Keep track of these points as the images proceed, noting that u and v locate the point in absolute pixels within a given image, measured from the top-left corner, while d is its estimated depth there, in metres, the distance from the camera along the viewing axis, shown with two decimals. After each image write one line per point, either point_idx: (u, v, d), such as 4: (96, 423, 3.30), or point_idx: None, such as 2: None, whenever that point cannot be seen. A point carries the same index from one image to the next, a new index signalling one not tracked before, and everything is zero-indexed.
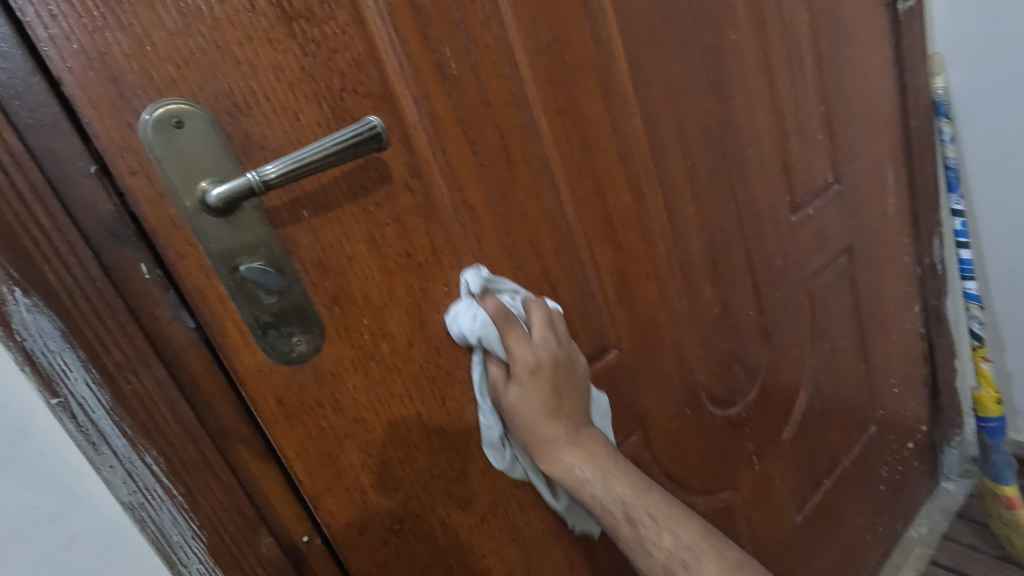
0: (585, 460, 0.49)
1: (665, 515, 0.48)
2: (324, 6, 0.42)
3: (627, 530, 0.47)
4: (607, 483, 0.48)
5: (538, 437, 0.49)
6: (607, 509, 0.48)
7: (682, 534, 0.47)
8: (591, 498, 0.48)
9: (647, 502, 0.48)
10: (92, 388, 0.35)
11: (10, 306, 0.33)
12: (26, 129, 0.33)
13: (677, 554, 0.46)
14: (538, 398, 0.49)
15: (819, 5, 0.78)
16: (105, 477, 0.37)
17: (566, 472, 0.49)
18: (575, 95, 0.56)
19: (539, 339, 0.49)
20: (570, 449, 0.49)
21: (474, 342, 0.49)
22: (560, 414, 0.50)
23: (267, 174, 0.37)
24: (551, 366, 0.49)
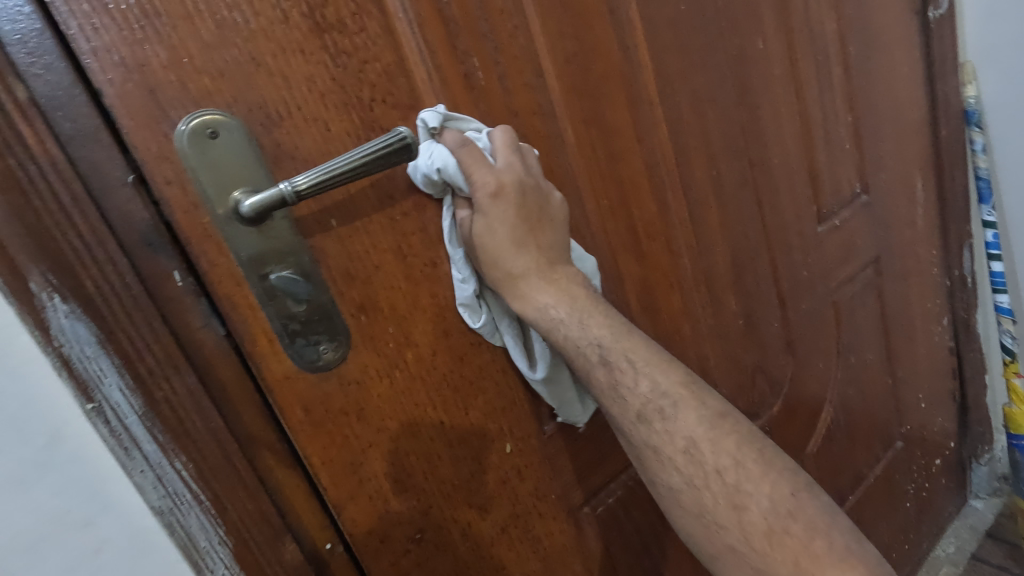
0: (558, 295, 0.47)
1: (646, 361, 0.48)
2: (356, 18, 0.42)
3: (604, 374, 0.47)
4: (585, 324, 0.47)
5: (509, 273, 0.47)
6: (583, 348, 0.47)
7: (662, 381, 0.47)
8: (568, 340, 0.47)
9: (626, 343, 0.48)
10: (125, 393, 0.36)
11: (49, 313, 0.33)
12: (67, 140, 0.34)
13: (655, 397, 0.47)
14: (507, 229, 0.46)
15: (848, 13, 0.77)
16: (135, 482, 0.37)
17: (540, 311, 0.47)
18: (601, 104, 0.55)
19: (504, 168, 0.45)
20: (544, 287, 0.47)
21: (436, 181, 0.44)
22: (530, 248, 0.47)
23: (299, 184, 0.38)
24: (519, 195, 0.46)
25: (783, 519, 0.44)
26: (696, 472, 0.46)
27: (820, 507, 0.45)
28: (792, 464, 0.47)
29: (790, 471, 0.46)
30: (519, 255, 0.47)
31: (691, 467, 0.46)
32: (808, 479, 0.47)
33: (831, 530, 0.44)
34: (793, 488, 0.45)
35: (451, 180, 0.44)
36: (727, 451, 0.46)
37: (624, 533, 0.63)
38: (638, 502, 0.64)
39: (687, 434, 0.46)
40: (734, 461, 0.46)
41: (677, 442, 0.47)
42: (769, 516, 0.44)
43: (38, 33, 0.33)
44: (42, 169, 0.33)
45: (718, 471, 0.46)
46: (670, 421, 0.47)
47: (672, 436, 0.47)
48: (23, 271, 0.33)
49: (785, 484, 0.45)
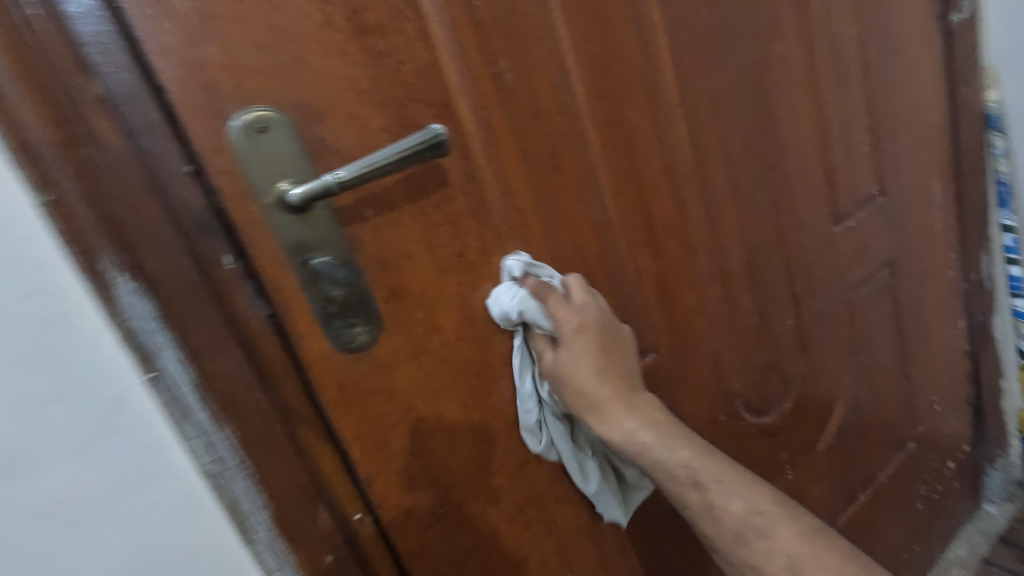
0: (640, 421, 0.53)
1: (734, 483, 0.52)
2: (394, 21, 0.45)
3: (695, 494, 0.52)
4: (672, 448, 0.52)
5: (592, 400, 0.52)
6: (673, 471, 0.52)
7: (752, 500, 0.52)
8: (654, 462, 0.52)
9: (710, 467, 0.53)
10: (180, 365, 0.39)
11: (116, 289, 0.37)
12: (133, 132, 0.37)
13: (750, 517, 0.51)
14: (589, 364, 0.52)
15: (868, 17, 0.78)
16: (189, 447, 0.40)
17: (625, 436, 0.52)
18: (623, 105, 0.58)
19: (583, 310, 0.52)
20: (625, 416, 0.52)
21: (514, 319, 0.50)
22: (611, 379, 0.53)
23: (341, 176, 0.41)
24: (598, 332, 0.53)
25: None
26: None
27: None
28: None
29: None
30: (600, 386, 0.52)
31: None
32: None
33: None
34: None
35: (533, 320, 0.51)
36: (827, 564, 0.49)
37: (635, 520, 0.65)
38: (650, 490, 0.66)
39: (787, 552, 0.50)
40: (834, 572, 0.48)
41: (777, 559, 0.50)
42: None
43: (110, 33, 0.36)
44: (112, 159, 0.36)
45: None
46: (771, 539, 0.50)
47: (771, 552, 0.50)
48: (95, 249, 0.36)
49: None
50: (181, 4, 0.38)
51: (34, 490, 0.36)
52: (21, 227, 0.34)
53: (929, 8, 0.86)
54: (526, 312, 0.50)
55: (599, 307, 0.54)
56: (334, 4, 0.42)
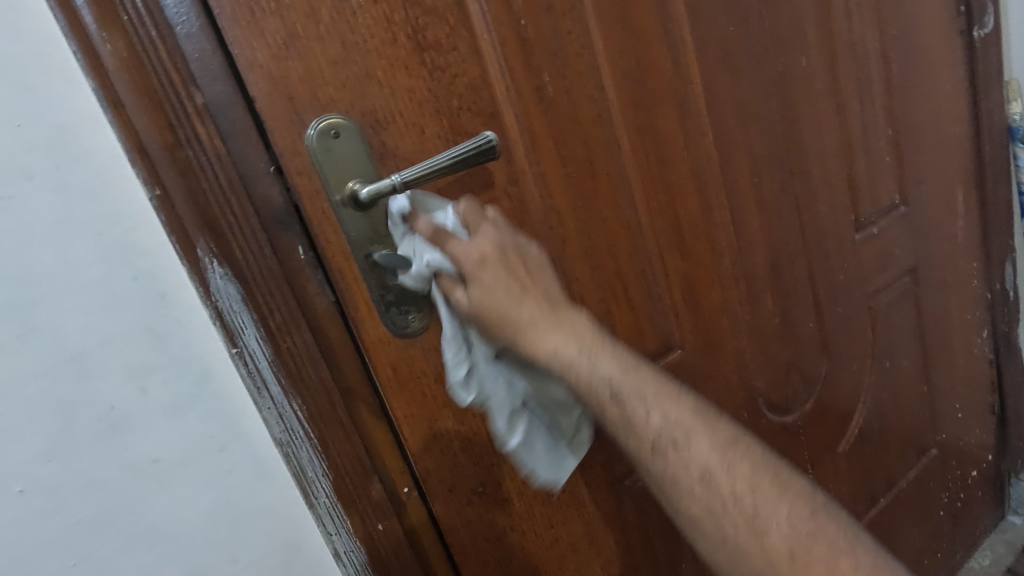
0: (568, 335, 0.45)
1: (659, 393, 0.44)
2: (450, 39, 0.50)
3: (617, 412, 0.44)
4: (596, 361, 0.44)
5: (515, 328, 0.45)
6: (593, 386, 0.44)
7: (675, 413, 0.44)
8: (578, 381, 0.44)
9: (640, 380, 0.45)
10: (260, 342, 0.44)
11: (210, 273, 0.42)
12: (228, 137, 0.42)
13: (669, 428, 0.43)
14: (497, 286, 0.45)
15: (890, 33, 0.81)
16: (264, 416, 0.45)
17: (548, 354, 0.45)
18: (654, 114, 0.62)
19: (481, 239, 0.46)
20: (548, 332, 0.45)
21: (427, 275, 0.47)
22: (530, 294, 0.46)
23: (405, 175, 0.45)
24: (500, 256, 0.46)
25: (803, 541, 0.42)
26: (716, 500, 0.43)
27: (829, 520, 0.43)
28: (805, 485, 0.45)
29: (805, 491, 0.44)
30: (517, 304, 0.45)
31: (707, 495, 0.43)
32: (828, 505, 0.44)
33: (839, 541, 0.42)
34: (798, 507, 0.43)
35: (443, 270, 0.47)
36: (744, 477, 0.43)
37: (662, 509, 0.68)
38: None
39: (700, 462, 0.43)
40: (750, 486, 0.43)
41: (691, 471, 0.43)
42: (792, 543, 0.42)
43: (209, 50, 0.41)
44: (209, 160, 0.41)
45: (737, 501, 0.42)
46: (685, 452, 0.43)
47: (685, 465, 0.43)
48: (193, 238, 0.41)
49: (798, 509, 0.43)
50: (270, 25, 0.43)
51: (135, 449, 0.42)
52: (134, 217, 0.40)
53: (951, 23, 0.88)
54: (434, 262, 0.46)
55: (506, 235, 0.47)
56: (398, 23, 0.47)
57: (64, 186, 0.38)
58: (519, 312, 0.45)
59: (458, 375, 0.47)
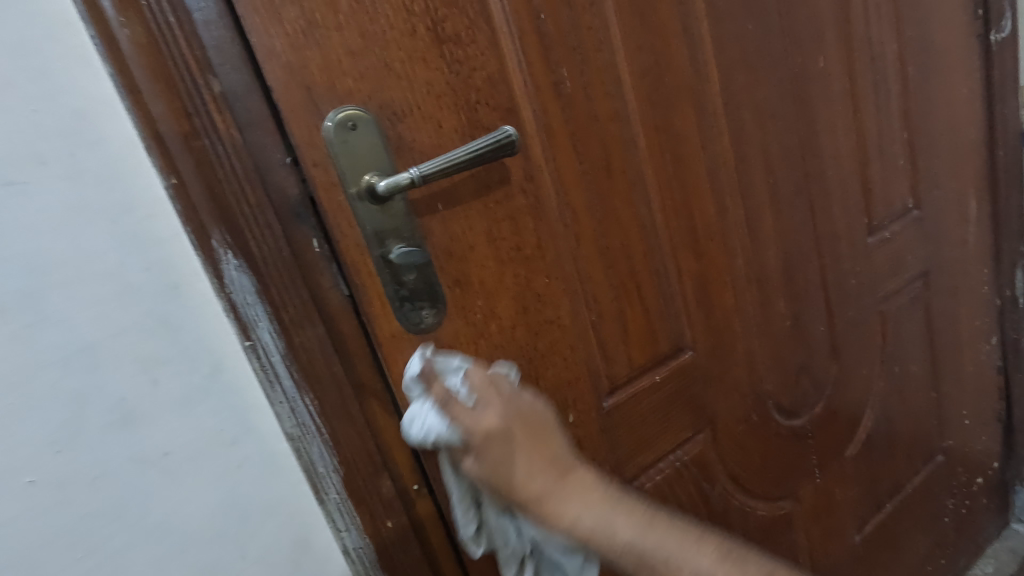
0: (580, 506, 0.44)
1: (682, 545, 0.42)
2: (469, 32, 0.49)
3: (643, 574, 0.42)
4: (611, 525, 0.43)
5: (525, 497, 0.44)
6: (614, 550, 0.43)
7: (704, 564, 0.41)
8: (598, 549, 0.43)
9: (657, 535, 0.42)
10: (273, 335, 0.43)
11: (224, 265, 0.41)
12: (244, 126, 0.41)
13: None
14: (503, 458, 0.44)
15: (908, 35, 0.80)
16: (276, 411, 0.45)
17: (566, 526, 0.43)
18: (671, 113, 0.61)
19: (488, 409, 0.45)
20: (559, 499, 0.44)
21: (433, 441, 0.44)
22: (539, 465, 0.45)
23: (424, 170, 0.45)
24: (505, 430, 0.44)
25: None
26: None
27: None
28: None
29: None
30: (526, 478, 0.44)
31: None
32: None
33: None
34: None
35: (449, 442, 0.44)
36: None
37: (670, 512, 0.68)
38: (684, 482, 0.68)
39: None
40: None
41: None
42: None
43: (227, 38, 0.40)
44: (226, 150, 0.41)
45: None
46: None
47: None
48: (207, 227, 0.41)
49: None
50: (288, 13, 0.42)
51: (144, 442, 0.41)
52: (149, 206, 0.40)
53: (969, 27, 0.87)
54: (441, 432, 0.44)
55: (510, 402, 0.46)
56: (418, 15, 0.47)
57: (78, 173, 0.38)
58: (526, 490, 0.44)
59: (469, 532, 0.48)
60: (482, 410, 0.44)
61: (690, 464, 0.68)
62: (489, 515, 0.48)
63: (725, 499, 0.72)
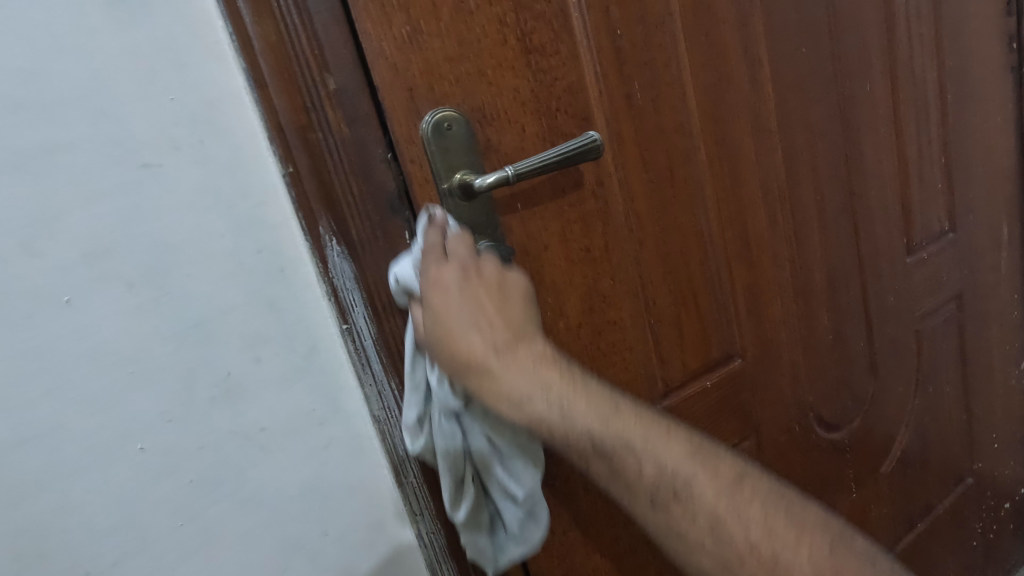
0: (532, 384, 0.42)
1: (648, 441, 0.41)
2: (554, 43, 0.52)
3: (604, 466, 0.41)
4: (566, 406, 0.41)
5: (476, 367, 0.42)
6: (576, 436, 0.41)
7: (668, 460, 0.41)
8: (550, 435, 0.41)
9: (620, 425, 0.41)
10: (366, 320, 0.46)
11: (329, 251, 0.44)
12: (352, 121, 0.43)
13: (668, 478, 0.40)
14: (457, 315, 0.42)
15: (948, 64, 0.83)
16: (364, 393, 0.48)
17: (514, 406, 0.41)
18: (729, 128, 0.64)
19: (456, 264, 0.43)
20: (511, 372, 0.42)
21: (399, 287, 0.44)
22: (491, 330, 0.43)
23: (518, 169, 0.47)
24: (464, 283, 0.43)
25: None
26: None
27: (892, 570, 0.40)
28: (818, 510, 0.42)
29: (819, 524, 0.41)
30: (478, 343, 0.42)
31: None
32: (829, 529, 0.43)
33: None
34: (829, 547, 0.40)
35: (413, 289, 0.43)
36: (756, 518, 0.40)
37: None
38: None
39: (710, 513, 0.40)
40: (764, 530, 0.39)
41: (700, 524, 0.40)
42: None
43: (341, 39, 0.43)
44: (336, 143, 0.43)
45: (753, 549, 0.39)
46: (690, 503, 0.40)
47: (693, 517, 0.40)
48: (315, 215, 0.44)
49: (819, 541, 0.40)
50: (397, 20, 0.44)
51: (245, 417, 0.44)
52: (264, 194, 0.44)
53: (1005, 58, 0.91)
54: (405, 277, 0.43)
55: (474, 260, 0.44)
56: (509, 26, 0.49)
57: (205, 159, 0.42)
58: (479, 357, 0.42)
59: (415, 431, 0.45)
60: (446, 264, 0.43)
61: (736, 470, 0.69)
62: (435, 411, 0.45)
63: None
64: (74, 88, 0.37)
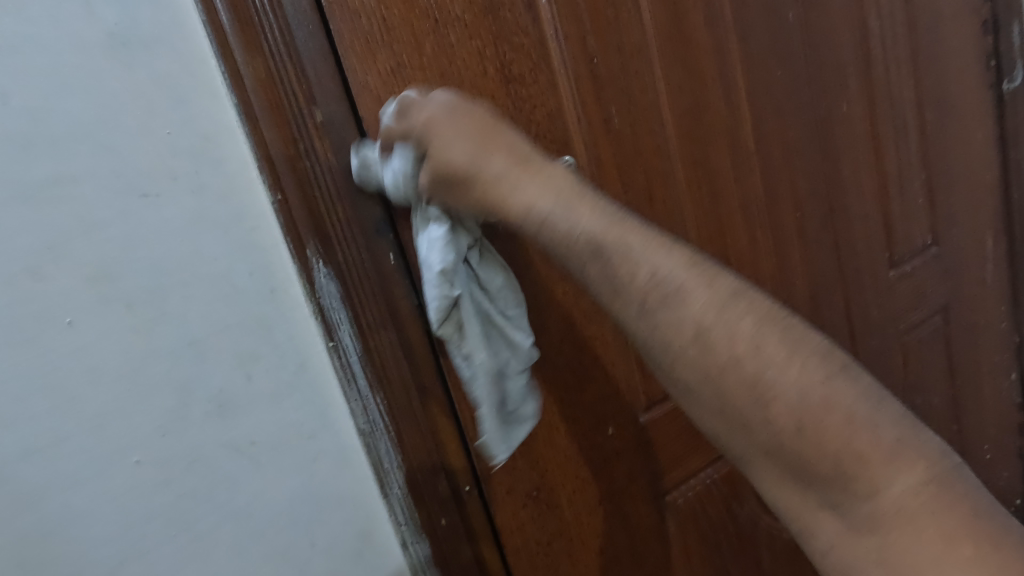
0: (543, 193, 0.42)
1: (646, 247, 0.41)
2: (532, 73, 0.54)
3: (598, 268, 0.41)
4: (575, 210, 0.42)
5: (489, 185, 0.43)
6: (573, 240, 0.41)
7: (666, 267, 0.40)
8: (555, 239, 0.42)
9: (618, 232, 0.41)
10: (351, 337, 0.48)
11: (316, 272, 0.47)
12: (338, 150, 0.46)
13: (658, 283, 0.40)
14: (461, 147, 0.43)
15: (925, 83, 0.86)
16: (349, 408, 0.51)
17: (525, 211, 0.42)
18: (707, 149, 0.66)
19: (447, 106, 0.44)
20: (526, 183, 0.43)
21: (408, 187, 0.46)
22: (496, 150, 0.43)
23: None
24: (459, 118, 0.44)
25: (815, 412, 0.36)
26: (787, 485, 0.39)
27: (898, 417, 0.37)
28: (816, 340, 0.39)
29: (821, 350, 0.38)
30: (490, 161, 0.43)
31: (783, 492, 0.39)
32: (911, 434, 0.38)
33: (910, 441, 0.36)
34: (825, 373, 0.37)
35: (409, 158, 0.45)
36: (747, 318, 0.39)
37: (701, 529, 0.69)
38: (714, 500, 0.70)
39: (695, 320, 0.39)
40: (754, 329, 0.38)
41: (685, 333, 0.39)
42: (797, 411, 0.37)
43: (328, 74, 0.45)
44: (324, 172, 0.46)
45: (736, 362, 0.38)
46: (679, 309, 0.39)
47: (679, 324, 0.39)
48: (303, 239, 0.46)
49: (814, 368, 0.37)
50: (381, 55, 0.47)
51: (237, 432, 0.46)
52: (253, 218, 0.46)
53: (983, 76, 0.93)
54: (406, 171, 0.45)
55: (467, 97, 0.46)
56: (489, 58, 0.52)
57: (200, 188, 0.44)
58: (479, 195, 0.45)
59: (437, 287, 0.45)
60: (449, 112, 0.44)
61: (721, 481, 0.70)
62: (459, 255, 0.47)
63: (753, 519, 0.73)
64: (77, 124, 0.40)
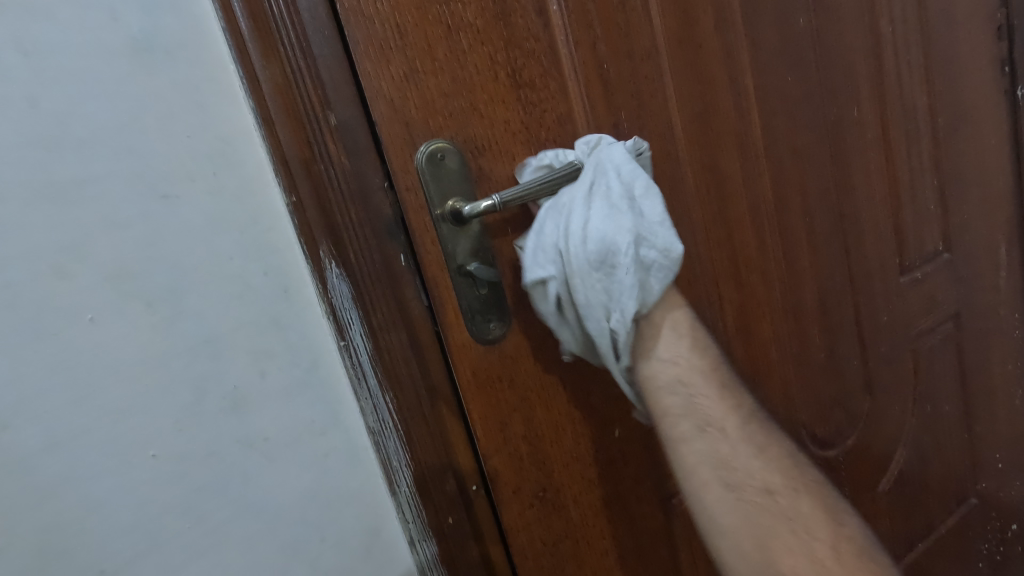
0: (702, 385, 0.52)
1: (700, 382, 0.51)
2: (542, 78, 0.54)
3: (665, 387, 0.51)
4: (716, 412, 0.51)
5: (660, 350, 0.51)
6: (696, 403, 0.51)
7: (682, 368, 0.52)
8: (672, 406, 0.50)
9: (720, 414, 0.51)
10: (362, 338, 0.49)
11: (329, 273, 0.48)
12: (352, 151, 0.46)
13: (674, 368, 0.51)
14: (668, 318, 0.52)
15: (938, 89, 0.85)
16: (360, 406, 0.52)
17: (670, 380, 0.51)
18: (717, 155, 0.66)
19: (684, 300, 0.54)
20: (688, 363, 0.52)
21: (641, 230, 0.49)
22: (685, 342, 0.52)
23: (506, 197, 0.49)
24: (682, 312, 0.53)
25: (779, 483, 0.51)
26: (779, 545, 0.47)
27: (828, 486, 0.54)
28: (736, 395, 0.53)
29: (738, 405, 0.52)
30: (687, 348, 0.52)
31: (775, 550, 0.47)
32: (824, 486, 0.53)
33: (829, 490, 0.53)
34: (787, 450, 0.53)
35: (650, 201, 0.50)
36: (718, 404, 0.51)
37: None
38: None
39: (692, 394, 0.51)
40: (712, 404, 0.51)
41: (676, 397, 0.51)
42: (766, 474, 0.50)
43: (343, 78, 0.45)
44: (337, 172, 0.46)
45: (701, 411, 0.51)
46: (683, 389, 0.51)
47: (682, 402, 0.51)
48: (317, 241, 0.48)
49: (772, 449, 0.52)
50: (394, 60, 0.47)
51: (251, 427, 0.48)
52: (271, 220, 0.49)
53: (998, 82, 0.92)
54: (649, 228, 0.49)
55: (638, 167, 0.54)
56: (500, 63, 0.52)
57: (219, 189, 0.46)
58: (558, 207, 0.50)
59: (657, 271, 0.49)
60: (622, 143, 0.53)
61: None
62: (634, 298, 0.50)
63: None
64: (102, 128, 0.42)
